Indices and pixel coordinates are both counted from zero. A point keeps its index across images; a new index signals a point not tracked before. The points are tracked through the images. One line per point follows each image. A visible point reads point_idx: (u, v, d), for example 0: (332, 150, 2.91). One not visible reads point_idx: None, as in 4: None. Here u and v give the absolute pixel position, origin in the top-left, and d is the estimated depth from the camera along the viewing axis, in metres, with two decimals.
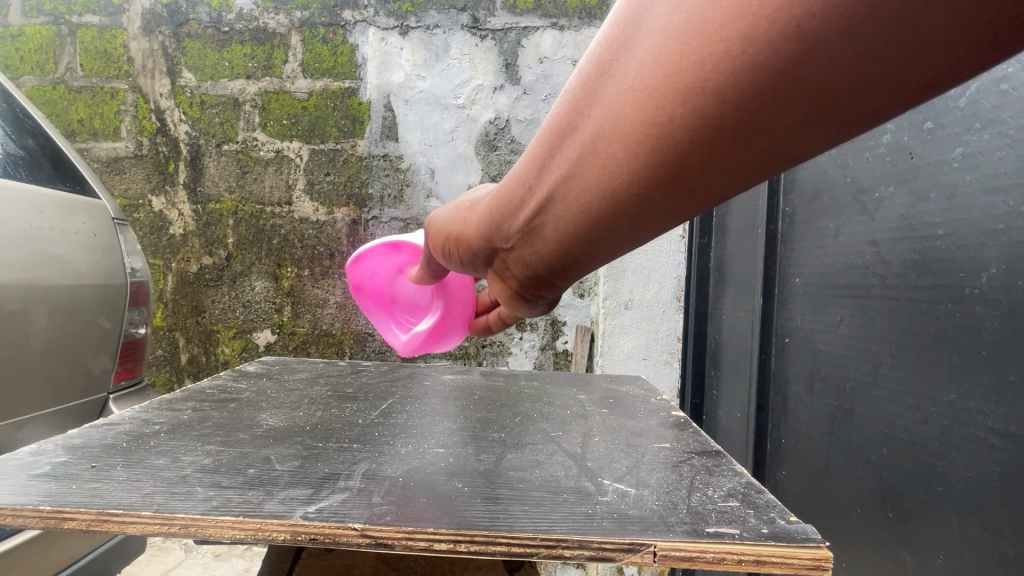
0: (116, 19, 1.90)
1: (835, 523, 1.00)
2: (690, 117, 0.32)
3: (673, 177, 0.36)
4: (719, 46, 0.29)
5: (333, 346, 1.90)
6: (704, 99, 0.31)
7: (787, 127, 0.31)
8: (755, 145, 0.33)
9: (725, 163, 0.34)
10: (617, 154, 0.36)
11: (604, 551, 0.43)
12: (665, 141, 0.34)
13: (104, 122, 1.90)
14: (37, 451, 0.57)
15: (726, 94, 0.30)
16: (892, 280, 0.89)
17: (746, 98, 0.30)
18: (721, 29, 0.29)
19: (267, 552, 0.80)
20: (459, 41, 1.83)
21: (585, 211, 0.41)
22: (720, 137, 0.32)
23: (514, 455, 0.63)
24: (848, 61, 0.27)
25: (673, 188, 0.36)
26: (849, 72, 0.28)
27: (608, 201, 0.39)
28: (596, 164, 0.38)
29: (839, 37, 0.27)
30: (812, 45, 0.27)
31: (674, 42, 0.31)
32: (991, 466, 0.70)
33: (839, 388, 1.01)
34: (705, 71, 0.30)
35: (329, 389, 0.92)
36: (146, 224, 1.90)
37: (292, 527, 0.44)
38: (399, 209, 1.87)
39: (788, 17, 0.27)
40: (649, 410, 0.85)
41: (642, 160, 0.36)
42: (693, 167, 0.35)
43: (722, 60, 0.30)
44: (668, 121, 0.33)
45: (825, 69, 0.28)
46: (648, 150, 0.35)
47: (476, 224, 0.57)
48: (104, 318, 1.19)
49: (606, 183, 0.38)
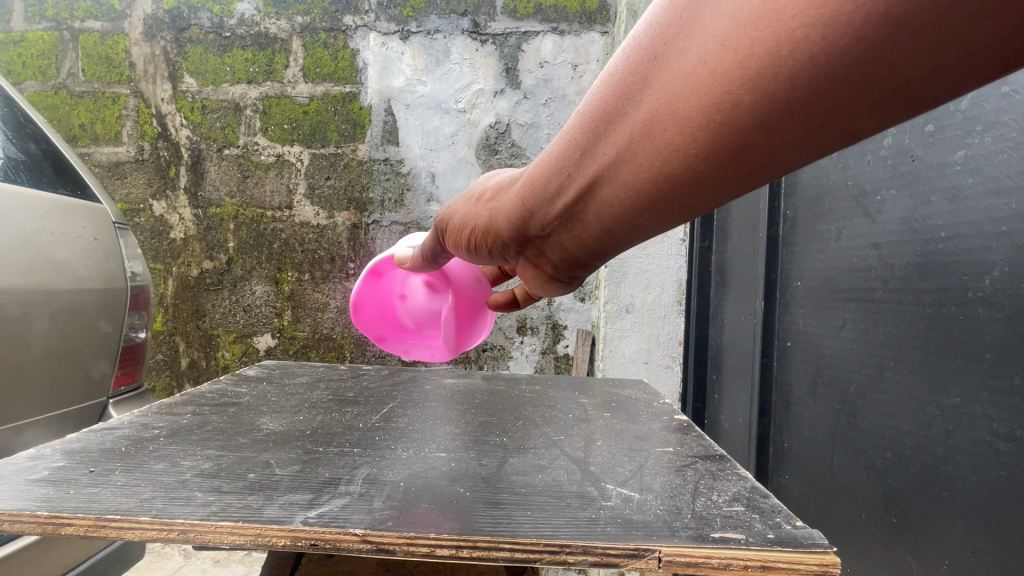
0: (117, 24, 1.90)
1: (839, 528, 0.99)
2: (755, 98, 0.36)
3: (720, 158, 0.40)
4: (791, 31, 0.33)
5: (334, 350, 1.89)
6: (771, 82, 0.35)
7: (845, 111, 0.35)
8: (801, 131, 0.37)
9: (763, 149, 0.39)
10: (679, 133, 0.40)
11: (608, 557, 0.42)
12: (712, 126, 0.38)
13: (105, 127, 1.90)
14: (35, 455, 0.57)
15: (767, 85, 0.35)
16: (894, 284, 0.89)
17: (813, 78, 0.34)
18: (793, 15, 0.32)
19: (268, 558, 0.79)
20: (460, 46, 1.84)
21: (637, 187, 0.46)
22: (775, 118, 0.36)
23: (517, 459, 0.62)
24: (879, 60, 0.31)
25: (733, 163, 0.40)
26: (902, 64, 0.31)
27: (670, 175, 0.43)
28: (663, 138, 0.42)
29: (912, 26, 0.30)
30: (846, 46, 0.31)
31: (742, 27, 0.34)
32: (997, 470, 0.69)
33: (842, 392, 1.01)
34: (751, 63, 0.35)
35: (330, 393, 0.91)
36: (147, 229, 1.91)
37: (293, 533, 0.43)
38: (400, 213, 1.87)
39: (825, 19, 0.31)
40: (653, 414, 0.84)
41: (688, 144, 0.40)
42: (754, 144, 0.39)
43: (807, 45, 0.32)
44: (716, 108, 0.38)
45: (898, 54, 0.31)
46: (693, 136, 0.40)
47: (512, 204, 0.60)
48: (105, 322, 1.19)
49: (672, 157, 0.42)
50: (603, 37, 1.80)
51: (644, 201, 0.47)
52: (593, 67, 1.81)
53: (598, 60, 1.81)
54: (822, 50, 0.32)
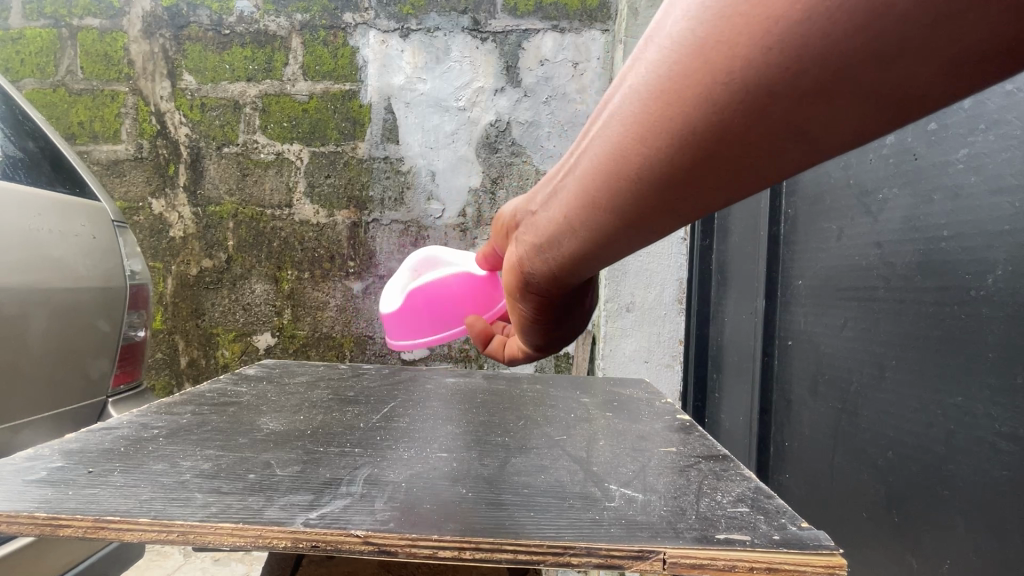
0: (116, 22, 1.89)
1: (841, 528, 0.99)
2: (717, 85, 0.29)
3: (675, 161, 0.33)
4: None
5: (334, 349, 1.89)
6: (735, 63, 0.28)
7: (817, 110, 0.28)
8: (768, 135, 0.30)
9: (724, 156, 0.32)
10: (636, 124, 0.34)
11: (612, 559, 0.42)
12: (669, 123, 0.32)
13: (104, 125, 1.90)
14: (33, 456, 0.57)
15: (733, 79, 0.29)
16: (896, 283, 0.88)
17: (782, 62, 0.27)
18: None
19: (269, 558, 0.79)
20: (460, 44, 1.83)
21: (593, 190, 0.40)
22: (737, 114, 0.29)
23: (518, 459, 0.62)
24: (866, 46, 0.24)
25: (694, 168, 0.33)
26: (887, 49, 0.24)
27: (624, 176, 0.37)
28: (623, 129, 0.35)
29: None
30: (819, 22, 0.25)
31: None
32: (999, 470, 0.69)
33: (843, 392, 1.00)
34: (716, 48, 0.29)
35: (330, 393, 0.91)
36: (146, 227, 1.90)
37: (295, 534, 0.43)
38: (400, 211, 1.86)
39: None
40: (654, 414, 0.84)
41: (642, 144, 0.34)
42: (713, 147, 0.32)
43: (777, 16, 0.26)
44: (676, 101, 0.31)
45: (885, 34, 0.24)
46: (649, 135, 0.33)
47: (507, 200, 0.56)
48: (103, 321, 1.18)
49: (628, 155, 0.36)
50: (604, 34, 1.80)
51: (598, 208, 0.40)
52: (594, 65, 1.81)
53: (598, 59, 1.80)
54: (788, 41, 0.26)
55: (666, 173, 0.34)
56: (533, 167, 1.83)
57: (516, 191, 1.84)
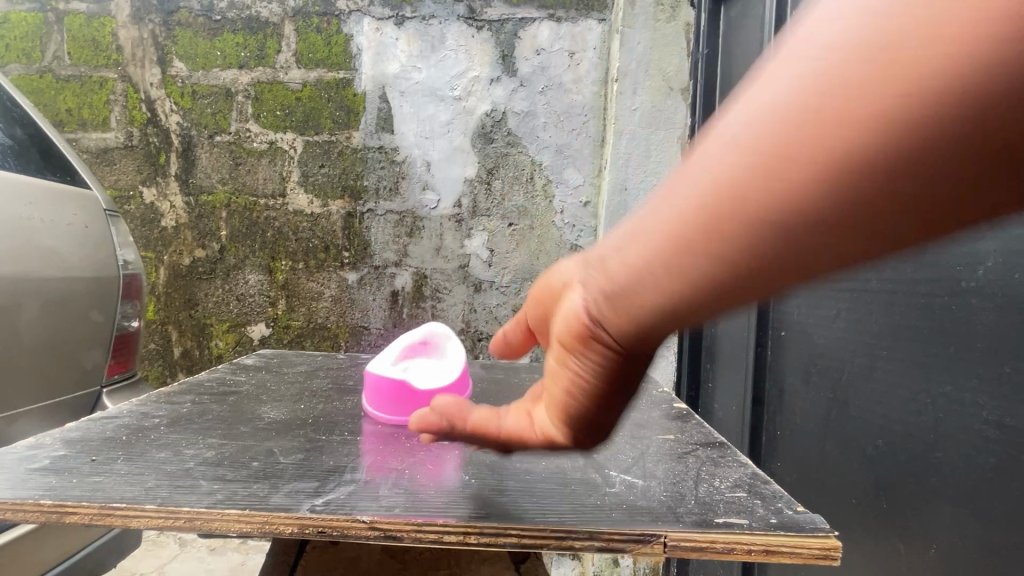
0: (104, 6, 1.86)
1: (830, 514, 1.01)
2: (836, 158, 0.32)
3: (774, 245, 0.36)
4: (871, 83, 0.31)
5: (329, 339, 1.88)
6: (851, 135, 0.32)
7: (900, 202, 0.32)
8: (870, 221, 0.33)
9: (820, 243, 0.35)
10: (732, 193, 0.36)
11: (613, 543, 0.43)
12: (774, 195, 0.35)
13: (93, 112, 1.86)
14: (34, 445, 0.56)
15: (845, 162, 0.32)
16: (889, 274, 0.90)
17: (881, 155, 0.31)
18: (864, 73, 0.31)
19: (272, 543, 0.80)
20: (455, 32, 1.81)
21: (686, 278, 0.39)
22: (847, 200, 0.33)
23: (519, 447, 0.62)
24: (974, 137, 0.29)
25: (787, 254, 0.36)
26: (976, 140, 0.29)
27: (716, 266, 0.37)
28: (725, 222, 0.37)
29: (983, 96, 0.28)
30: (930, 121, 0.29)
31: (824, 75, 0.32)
32: (985, 457, 0.71)
33: (835, 381, 1.02)
34: (853, 109, 0.31)
35: (329, 382, 0.91)
36: (138, 217, 1.88)
37: (300, 520, 0.43)
38: (395, 201, 1.85)
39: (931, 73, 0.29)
40: (651, 402, 0.85)
41: (750, 217, 0.36)
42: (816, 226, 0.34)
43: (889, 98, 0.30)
44: (788, 161, 0.34)
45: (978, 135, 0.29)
46: (761, 212, 0.35)
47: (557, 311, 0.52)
48: (96, 311, 1.17)
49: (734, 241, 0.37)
50: (601, 24, 1.79)
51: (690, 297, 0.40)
52: (590, 55, 1.80)
53: (595, 48, 1.79)
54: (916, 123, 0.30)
55: (776, 245, 0.36)
56: (529, 157, 1.83)
57: (512, 181, 1.84)
